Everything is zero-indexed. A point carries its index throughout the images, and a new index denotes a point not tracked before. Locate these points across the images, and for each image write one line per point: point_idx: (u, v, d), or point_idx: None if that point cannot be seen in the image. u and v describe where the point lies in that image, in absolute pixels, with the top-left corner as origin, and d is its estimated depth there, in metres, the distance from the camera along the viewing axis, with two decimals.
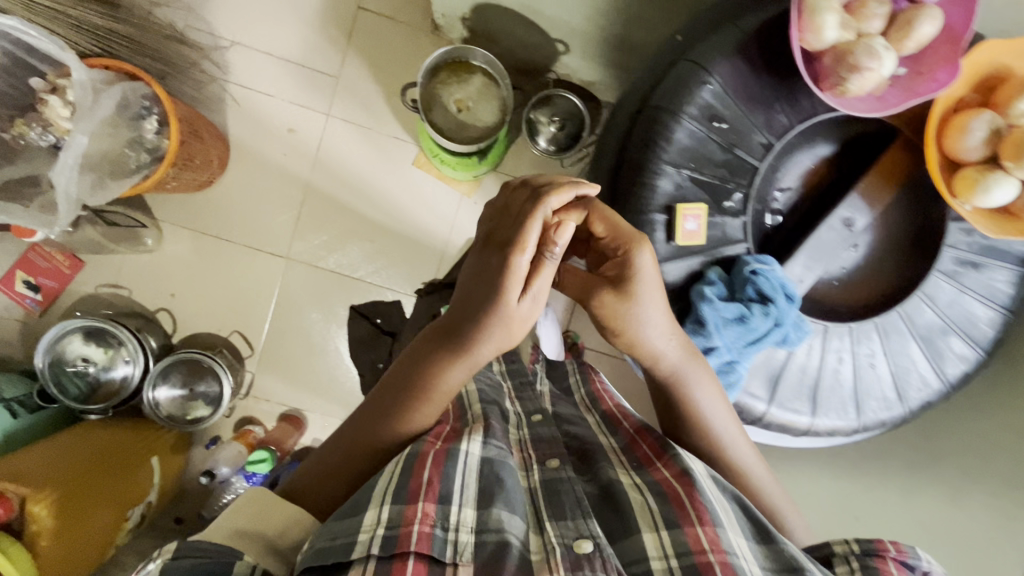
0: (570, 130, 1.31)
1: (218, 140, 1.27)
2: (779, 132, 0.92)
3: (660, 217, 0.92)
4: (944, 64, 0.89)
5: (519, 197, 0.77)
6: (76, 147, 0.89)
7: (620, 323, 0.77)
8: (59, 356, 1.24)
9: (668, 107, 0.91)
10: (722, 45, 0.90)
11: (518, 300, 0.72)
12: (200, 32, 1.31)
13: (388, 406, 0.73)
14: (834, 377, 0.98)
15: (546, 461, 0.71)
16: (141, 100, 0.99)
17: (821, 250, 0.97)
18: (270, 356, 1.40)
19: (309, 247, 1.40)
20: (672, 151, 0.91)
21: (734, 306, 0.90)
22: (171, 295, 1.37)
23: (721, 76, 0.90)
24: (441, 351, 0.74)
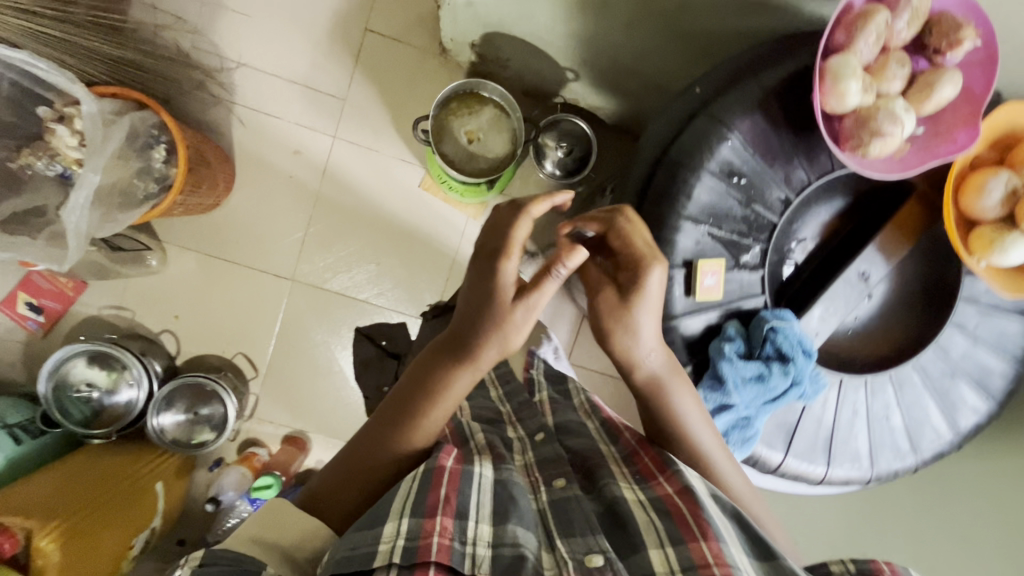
0: (577, 155, 1.32)
1: (224, 163, 1.27)
2: (798, 188, 0.93)
3: (683, 276, 0.91)
4: (963, 126, 0.92)
5: (501, 214, 0.81)
6: (87, 185, 0.88)
7: (625, 322, 0.78)
8: (62, 381, 1.23)
9: (690, 162, 0.89)
10: (743, 101, 0.90)
11: (513, 306, 0.74)
12: (205, 53, 1.30)
13: (399, 415, 0.75)
14: (850, 429, 1.00)
15: (553, 482, 0.70)
16: (149, 129, 0.99)
17: (837, 303, 0.94)
18: (274, 377, 1.40)
19: (314, 269, 1.39)
20: (693, 208, 0.90)
21: (753, 365, 0.90)
22: (175, 316, 1.37)
23: (743, 133, 0.89)
24: (446, 360, 0.75)
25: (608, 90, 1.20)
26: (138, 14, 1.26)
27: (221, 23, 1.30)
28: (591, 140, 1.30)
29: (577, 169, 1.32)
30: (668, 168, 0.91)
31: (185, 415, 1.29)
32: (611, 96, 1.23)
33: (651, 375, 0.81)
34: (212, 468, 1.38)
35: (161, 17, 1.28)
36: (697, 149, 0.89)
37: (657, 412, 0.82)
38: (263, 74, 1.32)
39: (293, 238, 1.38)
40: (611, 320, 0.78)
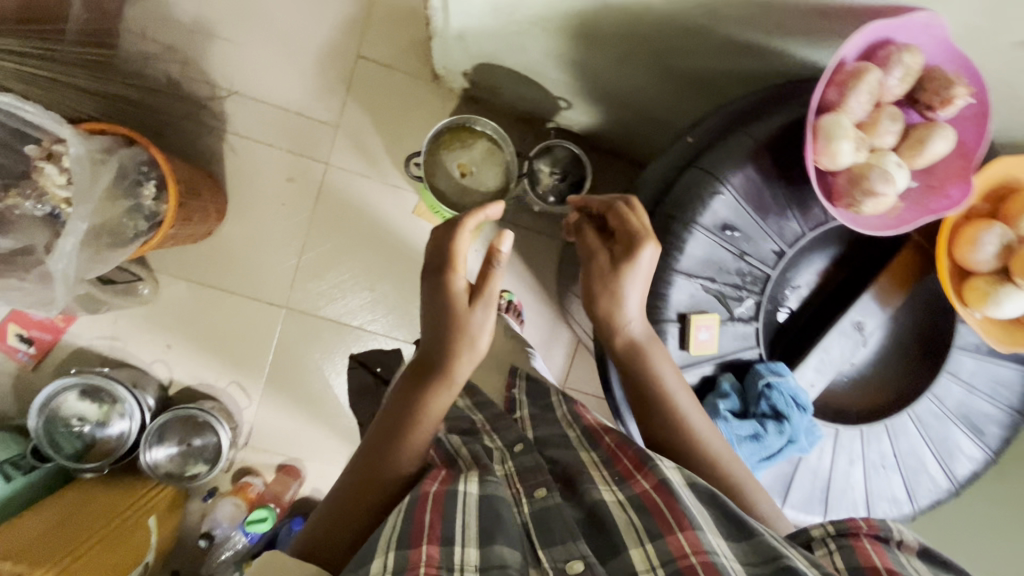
0: (572, 180, 1.30)
1: (216, 193, 1.25)
2: (791, 240, 0.93)
3: (677, 332, 0.91)
4: (956, 180, 0.92)
5: (442, 234, 0.83)
6: (76, 232, 0.87)
7: (615, 285, 0.83)
8: (53, 415, 1.21)
9: (682, 217, 0.89)
10: (736, 153, 0.89)
11: (471, 306, 0.78)
12: (196, 81, 1.29)
13: (386, 435, 0.74)
14: (845, 479, 1.00)
15: (534, 492, 0.70)
16: (138, 166, 0.99)
17: (829, 355, 0.96)
18: (268, 406, 1.39)
19: (308, 298, 1.38)
20: (686, 264, 0.90)
21: (748, 424, 0.89)
22: (167, 346, 1.35)
23: (736, 188, 0.89)
24: (425, 377, 0.77)
25: (601, 118, 1.20)
26: (128, 43, 1.25)
27: (211, 51, 1.29)
28: (585, 165, 1.29)
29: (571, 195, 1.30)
30: (659, 224, 0.90)
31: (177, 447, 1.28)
32: (604, 123, 1.22)
33: (631, 340, 0.84)
34: (205, 500, 1.36)
35: (151, 45, 1.27)
36: (689, 205, 0.88)
37: (642, 397, 0.83)
38: (254, 103, 1.31)
39: (286, 266, 1.37)
40: (603, 288, 0.84)
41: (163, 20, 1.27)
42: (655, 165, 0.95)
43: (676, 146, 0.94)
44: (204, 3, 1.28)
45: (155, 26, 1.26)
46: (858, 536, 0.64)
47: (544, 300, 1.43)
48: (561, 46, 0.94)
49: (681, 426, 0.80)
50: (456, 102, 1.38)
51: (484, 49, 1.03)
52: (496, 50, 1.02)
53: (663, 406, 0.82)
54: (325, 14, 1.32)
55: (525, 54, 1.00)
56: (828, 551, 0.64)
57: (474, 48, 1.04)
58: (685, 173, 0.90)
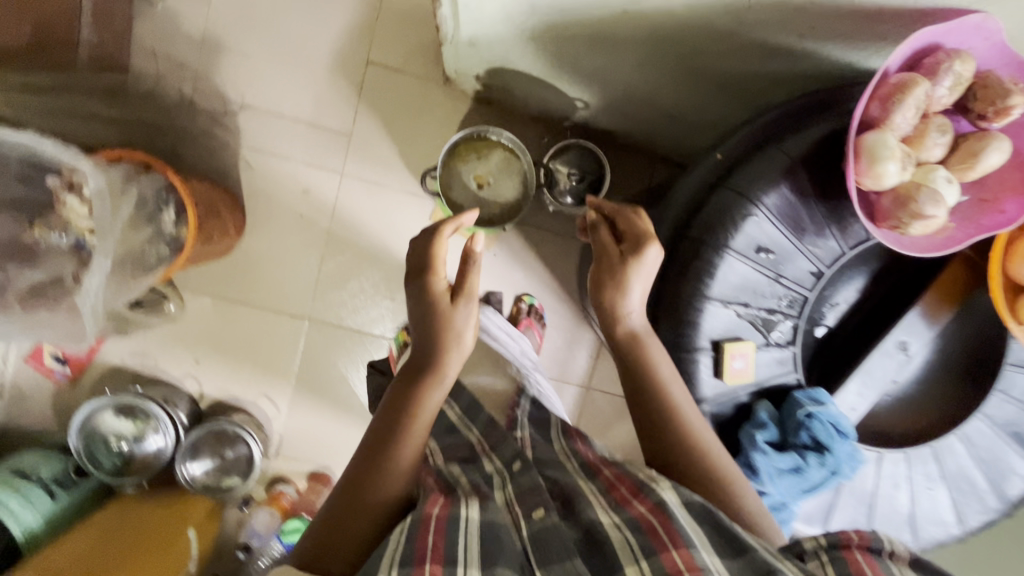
0: (591, 179, 1.28)
1: (234, 208, 1.24)
2: (830, 260, 0.88)
3: (712, 362, 0.88)
4: (1011, 193, 0.87)
5: (422, 244, 0.84)
6: (101, 268, 0.92)
7: (623, 277, 0.81)
8: (91, 434, 1.25)
9: (712, 241, 0.85)
10: (770, 172, 0.84)
11: (455, 305, 0.79)
12: (208, 96, 1.28)
13: (379, 440, 0.71)
14: (889, 502, 0.98)
15: (532, 513, 0.67)
16: (157, 193, 0.98)
17: (874, 376, 0.95)
18: (297, 416, 1.41)
19: (330, 309, 1.39)
20: (720, 291, 0.86)
21: (788, 458, 0.88)
22: (196, 361, 1.38)
23: (772, 209, 0.84)
24: (416, 376, 0.75)
25: (619, 117, 1.16)
26: (139, 62, 1.25)
27: (221, 66, 1.27)
28: (604, 164, 1.26)
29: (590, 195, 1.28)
30: (689, 250, 0.86)
31: (212, 461, 1.31)
32: (622, 121, 1.18)
33: (632, 331, 0.81)
34: (241, 509, 1.39)
35: (162, 63, 1.26)
36: (721, 230, 0.84)
37: (643, 405, 0.80)
38: (266, 116, 1.30)
39: (306, 278, 1.37)
40: (609, 281, 0.82)
41: (172, 37, 1.26)
42: (682, 185, 0.90)
43: (703, 165, 0.89)
44: (211, 17, 1.26)
45: (164, 44, 1.26)
46: (851, 549, 0.60)
47: (564, 302, 1.41)
48: (577, 51, 0.90)
49: (683, 439, 0.77)
50: (469, 104, 1.35)
51: (497, 54, 1.00)
52: (509, 55, 0.99)
53: (664, 418, 0.78)
54: (332, 21, 1.29)
55: (539, 59, 0.97)
56: (820, 565, 0.60)
57: (486, 53, 1.01)
58: (715, 195, 0.85)
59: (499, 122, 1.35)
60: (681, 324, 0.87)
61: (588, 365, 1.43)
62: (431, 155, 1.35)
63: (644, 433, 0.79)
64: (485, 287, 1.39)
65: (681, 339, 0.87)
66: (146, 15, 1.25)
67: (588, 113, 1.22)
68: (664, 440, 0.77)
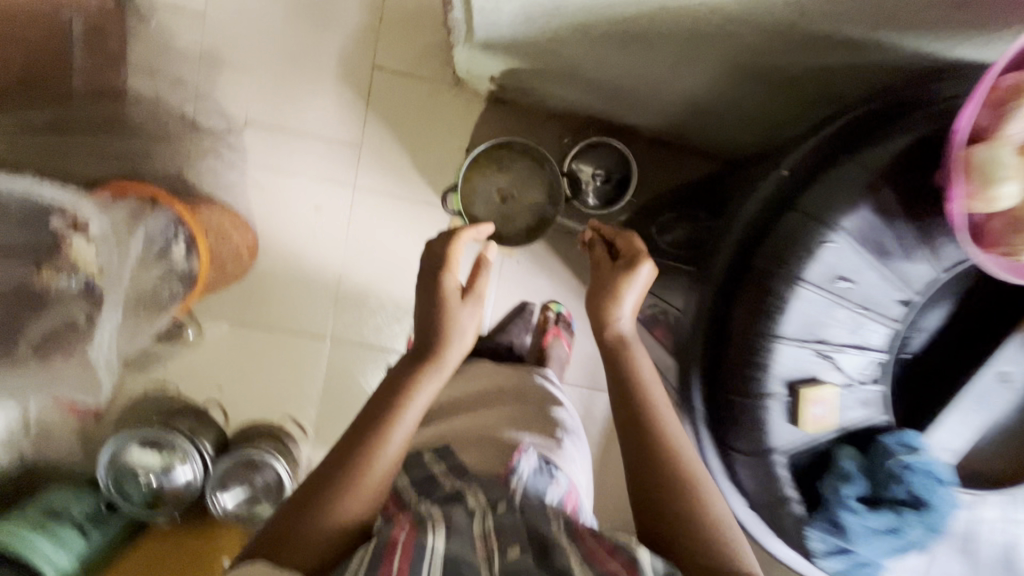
0: (617, 180, 1.21)
1: (243, 229, 1.19)
2: (923, 287, 0.76)
3: (787, 410, 0.77)
4: None
5: (439, 241, 0.89)
6: (111, 319, 0.89)
7: (614, 283, 0.81)
8: (119, 467, 1.22)
9: (780, 270, 0.74)
10: (853, 195, 0.74)
11: (462, 302, 0.83)
12: (209, 115, 1.22)
13: (363, 425, 0.69)
14: (993, 548, 0.88)
15: (507, 549, 0.58)
16: (165, 228, 0.95)
17: (971, 407, 0.86)
18: (324, 438, 1.37)
19: (352, 327, 1.34)
20: (802, 334, 0.76)
21: (883, 517, 0.78)
22: (218, 388, 1.34)
23: (859, 236, 0.74)
24: (414, 367, 0.76)
25: (647, 113, 1.08)
26: (137, 83, 1.19)
27: (221, 81, 1.22)
28: (630, 163, 1.19)
29: (618, 196, 1.22)
30: (762, 288, 0.76)
31: (242, 489, 1.26)
32: (649, 116, 1.10)
33: (619, 333, 0.79)
34: None
35: (160, 82, 1.20)
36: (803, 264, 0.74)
37: (634, 422, 0.71)
38: (270, 131, 1.24)
39: (325, 297, 1.32)
40: (601, 288, 0.82)
41: (169, 54, 1.20)
42: (745, 211, 0.80)
43: (773, 188, 0.78)
44: (207, 31, 1.20)
45: (161, 62, 1.20)
46: None
47: None
48: (604, 49, 0.82)
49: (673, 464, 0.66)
50: (482, 104, 1.27)
51: (513, 54, 0.92)
52: (526, 55, 0.91)
53: (657, 441, 0.69)
54: (333, 25, 1.22)
55: (561, 58, 0.89)
56: None
57: (501, 53, 0.94)
58: (792, 222, 0.75)
59: (516, 122, 1.27)
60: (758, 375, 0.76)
61: None
62: (446, 161, 1.28)
63: (633, 457, 0.69)
64: (510, 296, 1.33)
65: (757, 389, 0.77)
66: (140, 33, 1.19)
67: (610, 109, 1.14)
68: (654, 465, 0.67)
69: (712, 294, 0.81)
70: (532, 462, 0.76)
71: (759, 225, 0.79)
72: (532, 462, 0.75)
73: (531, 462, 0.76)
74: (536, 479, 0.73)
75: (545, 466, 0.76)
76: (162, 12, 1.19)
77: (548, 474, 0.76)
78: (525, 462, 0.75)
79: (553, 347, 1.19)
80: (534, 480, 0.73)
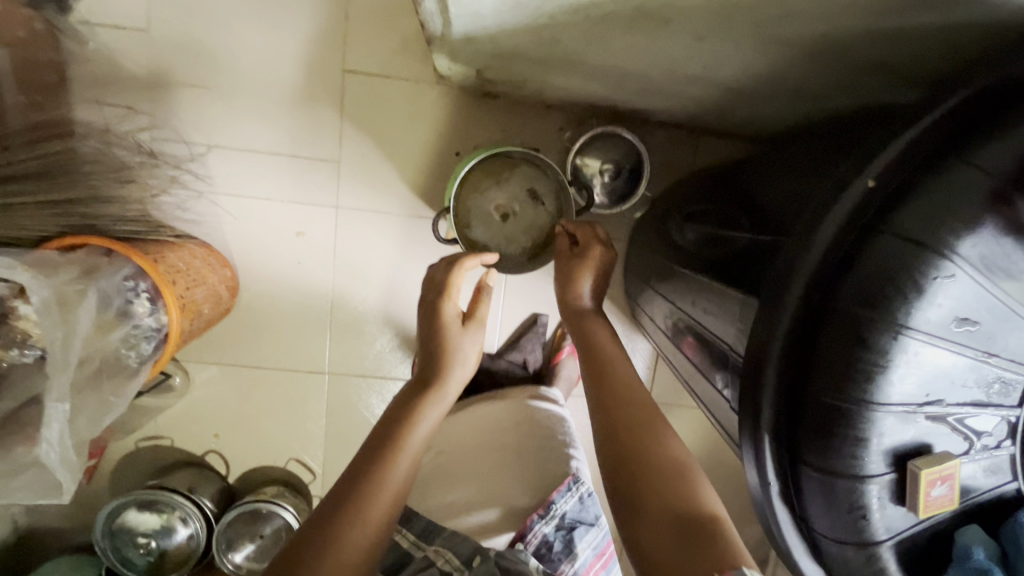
0: (629, 173, 1.09)
1: (223, 268, 1.08)
2: None
3: (911, 552, 0.45)
4: None
5: (438, 270, 0.78)
6: (60, 413, 0.77)
7: (574, 270, 0.77)
8: (118, 533, 1.13)
9: (900, 331, 0.40)
10: (970, 200, 0.41)
11: (463, 327, 0.72)
12: (169, 142, 1.10)
13: (357, 469, 0.56)
14: None
15: None
16: (122, 284, 0.83)
17: None
18: (334, 478, 1.27)
19: (351, 358, 1.22)
20: (897, 438, 0.43)
21: None
22: (215, 435, 1.23)
23: (975, 261, 0.41)
24: (416, 395, 0.64)
25: (658, 96, 0.95)
26: (85, 115, 1.07)
27: (178, 103, 1.09)
28: (641, 154, 1.07)
29: (630, 191, 1.09)
30: (836, 372, 0.42)
31: (253, 544, 1.17)
32: (660, 99, 0.97)
33: (581, 308, 0.75)
34: None
35: (111, 112, 1.08)
36: (893, 327, 0.40)
37: (596, 397, 0.62)
38: (238, 153, 1.12)
39: (318, 328, 1.20)
40: (560, 279, 0.78)
41: (117, 80, 1.07)
42: (817, 238, 0.44)
43: (842, 199, 0.44)
44: (156, 49, 1.07)
45: (109, 89, 1.08)
46: None
47: (613, 313, 1.22)
48: (609, 32, 0.69)
49: (646, 438, 0.57)
50: (470, 101, 1.13)
51: (501, 46, 0.79)
52: (517, 45, 0.78)
53: (629, 414, 0.59)
54: (295, 28, 1.08)
55: (557, 46, 0.77)
56: None
57: (487, 46, 0.81)
58: (871, 256, 0.42)
59: (508, 117, 1.14)
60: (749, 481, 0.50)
61: (648, 380, 1.25)
62: (436, 168, 1.15)
63: (602, 438, 0.59)
64: (519, 308, 1.21)
65: (855, 527, 0.44)
66: (82, 58, 1.06)
67: (615, 97, 1.00)
68: (623, 444, 0.57)
69: (762, 386, 0.46)
70: (547, 527, 0.71)
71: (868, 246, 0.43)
72: (545, 530, 0.70)
73: (546, 526, 0.71)
74: (542, 551, 0.70)
75: (560, 535, 0.71)
76: (103, 32, 1.06)
77: (561, 546, 0.71)
78: (535, 530, 0.70)
79: (563, 367, 1.18)
80: (540, 554, 0.69)
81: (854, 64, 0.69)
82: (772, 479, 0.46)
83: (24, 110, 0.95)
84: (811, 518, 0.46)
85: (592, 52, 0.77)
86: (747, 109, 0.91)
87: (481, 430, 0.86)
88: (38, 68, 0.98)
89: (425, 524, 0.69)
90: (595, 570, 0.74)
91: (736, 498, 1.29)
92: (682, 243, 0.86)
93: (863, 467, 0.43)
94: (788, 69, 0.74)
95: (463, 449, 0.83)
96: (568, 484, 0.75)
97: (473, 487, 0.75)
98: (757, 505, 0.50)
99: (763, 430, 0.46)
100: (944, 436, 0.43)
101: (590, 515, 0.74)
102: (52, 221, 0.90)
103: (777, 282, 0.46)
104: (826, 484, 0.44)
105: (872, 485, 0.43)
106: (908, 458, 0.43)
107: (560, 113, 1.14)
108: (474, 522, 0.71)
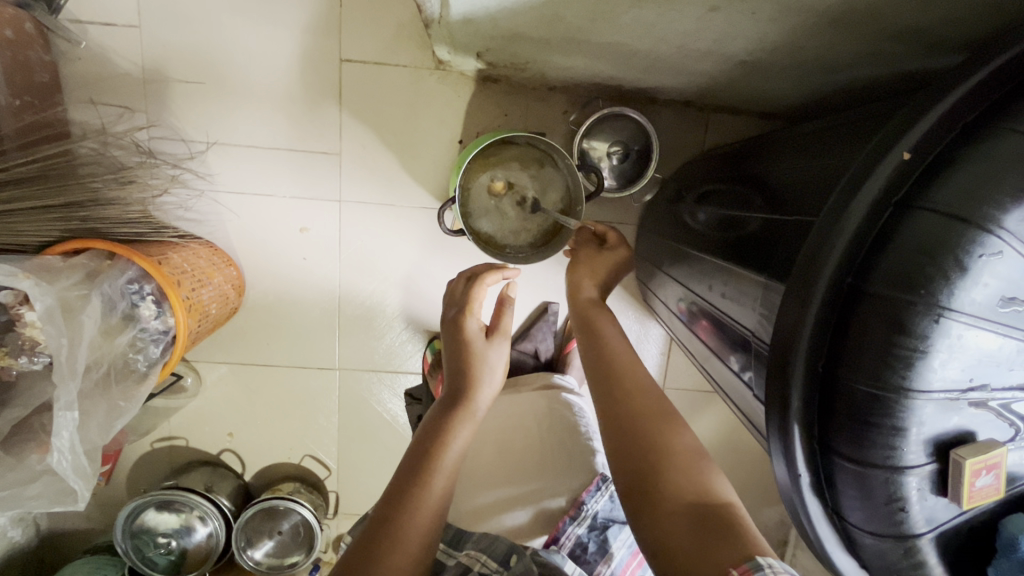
0: (637, 155, 1.06)
1: (230, 268, 1.07)
2: None
3: (944, 540, 0.44)
4: None
5: (457, 286, 0.79)
6: (68, 422, 0.77)
7: (601, 269, 0.74)
8: (139, 533, 1.13)
9: (947, 318, 0.38)
10: (1018, 168, 0.39)
11: (488, 341, 0.71)
12: (167, 140, 1.08)
13: (396, 492, 0.55)
14: None
15: None
16: (126, 287, 0.83)
17: None
18: (348, 471, 1.26)
19: (361, 354, 1.21)
20: (939, 426, 0.41)
21: None
22: (229, 434, 1.23)
23: (1020, 235, 0.39)
24: (446, 415, 0.61)
25: (667, 73, 0.91)
26: (82, 116, 1.05)
27: (174, 102, 1.07)
28: (650, 134, 1.03)
29: (639, 174, 1.07)
30: (873, 361, 0.40)
31: (272, 539, 1.18)
32: (668, 77, 0.94)
33: (592, 298, 0.71)
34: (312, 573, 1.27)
35: (106, 112, 1.06)
36: (935, 309, 0.38)
37: (610, 383, 0.58)
38: (239, 150, 1.10)
39: (326, 324, 1.19)
40: (577, 266, 0.75)
41: (110, 79, 1.05)
42: (848, 216, 0.42)
43: (874, 175, 0.42)
44: (148, 46, 1.05)
45: (102, 89, 1.05)
46: None
47: (626, 299, 1.19)
48: (615, 5, 0.66)
49: (662, 425, 0.55)
50: (470, 86, 1.10)
51: (502, 26, 0.76)
52: (520, 26, 0.76)
53: (644, 403, 0.56)
54: (289, 19, 1.05)
55: (560, 25, 0.74)
56: None
57: (486, 28, 0.78)
58: (908, 235, 0.40)
59: (512, 100, 1.11)
60: (775, 474, 0.48)
61: (661, 366, 1.23)
62: (440, 158, 1.13)
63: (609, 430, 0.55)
64: (533, 297, 1.19)
65: (893, 522, 0.42)
66: (73, 57, 1.04)
67: (620, 77, 0.97)
68: (639, 432, 0.54)
69: (790, 378, 0.43)
70: (580, 528, 0.70)
71: (905, 226, 0.40)
72: (579, 532, 0.70)
73: (579, 528, 0.70)
74: (578, 553, 0.69)
75: (594, 535, 0.70)
76: (93, 30, 1.03)
77: (595, 546, 0.70)
78: (568, 533, 0.69)
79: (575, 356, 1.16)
80: (575, 556, 0.69)
81: (875, 30, 0.66)
82: (802, 471, 0.44)
83: (17, 114, 0.93)
84: (845, 511, 0.44)
85: (595, 29, 0.74)
86: (760, 81, 0.87)
87: (502, 430, 0.84)
88: (29, 71, 0.95)
89: (454, 533, 0.67)
90: (631, 568, 0.73)
91: (751, 482, 1.28)
92: (694, 225, 0.83)
93: (902, 458, 0.40)
94: (804, 38, 0.70)
95: (487, 447, 0.82)
96: (597, 483, 0.74)
97: (499, 487, 0.76)
98: (785, 498, 0.47)
99: (793, 421, 0.43)
100: (988, 422, 0.42)
101: (621, 513, 0.74)
102: (52, 227, 0.89)
103: (807, 265, 0.44)
104: (862, 476, 0.41)
105: (911, 476, 0.41)
106: (952, 448, 0.41)
107: (565, 95, 1.11)
108: (511, 523, 0.71)
